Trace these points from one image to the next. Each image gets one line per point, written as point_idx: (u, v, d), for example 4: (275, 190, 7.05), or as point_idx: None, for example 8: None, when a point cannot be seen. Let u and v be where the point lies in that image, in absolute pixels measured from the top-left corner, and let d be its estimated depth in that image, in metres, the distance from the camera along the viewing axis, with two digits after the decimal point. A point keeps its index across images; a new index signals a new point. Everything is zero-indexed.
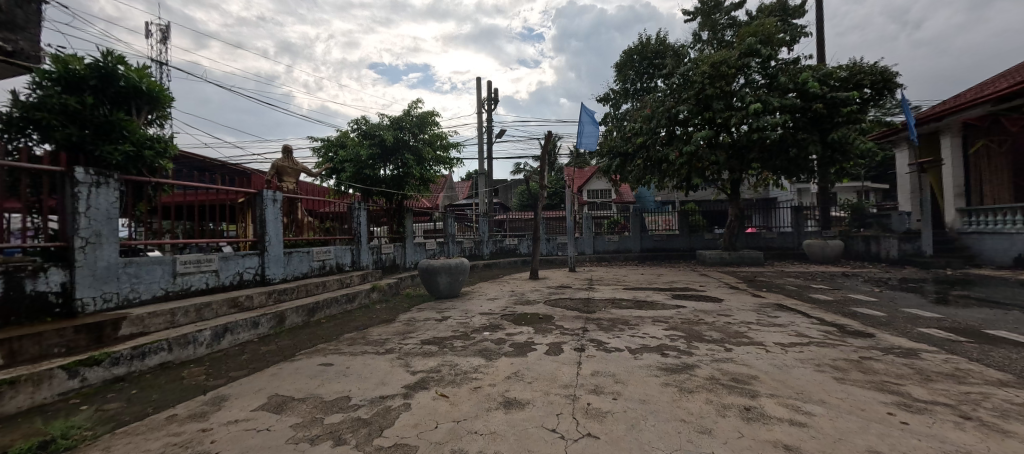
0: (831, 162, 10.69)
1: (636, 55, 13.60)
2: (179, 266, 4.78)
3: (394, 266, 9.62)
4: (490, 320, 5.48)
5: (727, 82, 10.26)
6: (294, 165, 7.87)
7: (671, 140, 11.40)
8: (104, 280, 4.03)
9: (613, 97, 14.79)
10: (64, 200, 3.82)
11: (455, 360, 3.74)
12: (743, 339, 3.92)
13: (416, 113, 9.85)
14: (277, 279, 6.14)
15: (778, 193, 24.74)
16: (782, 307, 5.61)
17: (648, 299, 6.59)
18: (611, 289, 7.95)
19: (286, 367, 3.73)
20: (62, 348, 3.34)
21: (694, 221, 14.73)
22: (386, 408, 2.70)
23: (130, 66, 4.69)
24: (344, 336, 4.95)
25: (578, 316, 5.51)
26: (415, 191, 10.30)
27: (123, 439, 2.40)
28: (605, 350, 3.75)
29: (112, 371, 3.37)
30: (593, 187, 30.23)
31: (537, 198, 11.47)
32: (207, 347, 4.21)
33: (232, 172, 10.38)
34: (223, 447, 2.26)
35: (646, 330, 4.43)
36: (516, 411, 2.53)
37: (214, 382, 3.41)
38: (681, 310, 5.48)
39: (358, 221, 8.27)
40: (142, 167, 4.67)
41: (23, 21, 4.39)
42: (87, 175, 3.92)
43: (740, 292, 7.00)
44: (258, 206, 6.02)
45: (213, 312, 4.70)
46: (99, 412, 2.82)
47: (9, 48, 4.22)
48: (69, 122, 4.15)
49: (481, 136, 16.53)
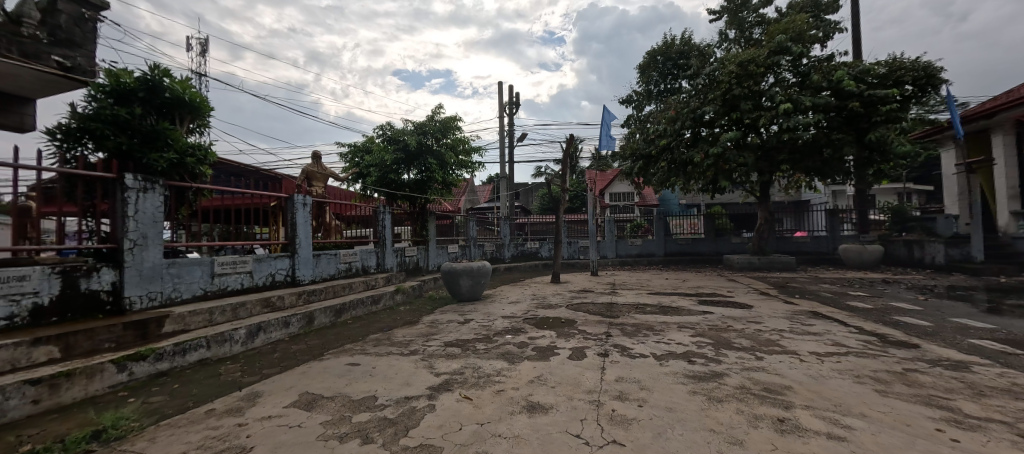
0: (869, 163, 10.22)
1: (660, 55, 13.38)
2: (217, 267, 5.01)
3: (417, 268, 9.79)
4: (512, 324, 5.49)
5: (755, 81, 9.98)
6: (323, 170, 8.14)
7: (696, 142, 11.17)
8: (150, 279, 4.27)
9: (636, 98, 14.59)
10: (114, 204, 4.07)
11: (477, 363, 3.76)
12: (775, 347, 3.79)
13: (439, 118, 10.00)
14: (306, 280, 6.34)
15: (810, 194, 23.82)
16: (817, 315, 5.38)
17: (673, 304, 6.47)
18: (634, 294, 7.83)
19: (316, 366, 3.85)
20: (111, 343, 3.55)
21: (720, 225, 14.35)
22: (412, 409, 2.75)
23: (174, 77, 4.97)
24: (370, 336, 5.08)
25: (601, 321, 5.45)
26: (437, 194, 10.47)
27: (166, 430, 2.54)
28: (629, 356, 3.70)
29: (156, 366, 3.55)
30: (616, 190, 29.84)
31: (559, 202, 11.39)
32: (242, 345, 4.39)
33: (264, 177, 10.81)
34: (258, 442, 2.35)
35: (672, 336, 4.34)
36: (540, 415, 2.53)
37: (249, 379, 3.55)
38: (707, 316, 5.34)
39: (383, 224, 8.43)
40: (184, 173, 4.94)
41: (81, 39, 4.71)
42: (135, 181, 4.16)
43: (770, 298, 6.76)
44: (289, 209, 6.23)
45: (248, 312, 4.90)
46: (145, 404, 2.99)
47: (68, 64, 4.55)
48: (119, 132, 4.43)
49: (502, 140, 16.61)
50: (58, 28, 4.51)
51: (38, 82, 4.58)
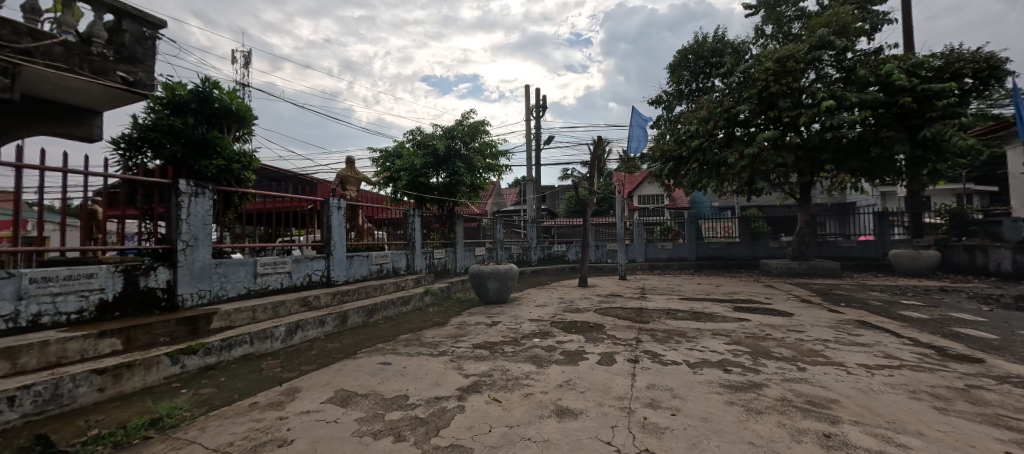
0: (922, 162, 9.57)
1: (691, 54, 13.04)
2: (259, 267, 5.27)
3: (445, 271, 9.94)
4: (540, 327, 5.49)
5: (795, 78, 9.56)
6: (356, 175, 8.42)
7: (730, 142, 10.81)
8: (200, 278, 4.54)
9: (666, 99, 14.28)
10: (169, 208, 4.36)
11: (506, 365, 3.78)
12: (818, 358, 3.61)
13: (468, 122, 10.18)
14: (340, 281, 6.56)
15: (856, 196, 22.50)
16: (865, 325, 5.08)
17: (706, 310, 6.26)
18: (665, 299, 7.63)
19: (350, 364, 3.98)
20: (166, 337, 3.80)
21: (757, 228, 13.78)
22: (442, 409, 2.80)
23: (223, 89, 5.30)
24: (401, 337, 5.19)
25: (630, 326, 5.35)
26: (465, 198, 10.61)
27: (215, 421, 2.69)
28: (661, 362, 3.62)
29: (205, 360, 3.78)
30: (644, 192, 29.28)
31: (587, 205, 11.19)
32: (282, 342, 4.60)
33: (300, 181, 11.29)
34: (299, 436, 2.46)
35: (706, 344, 4.21)
36: (570, 420, 2.52)
37: (289, 375, 3.71)
38: (743, 324, 5.15)
39: (412, 227, 8.62)
40: (231, 179, 5.23)
41: (142, 56, 5.09)
42: (188, 186, 4.44)
43: (813, 306, 6.41)
44: (324, 212, 6.45)
45: (287, 310, 5.12)
46: (197, 395, 3.19)
47: (131, 79, 4.93)
48: (174, 140, 4.77)
49: (529, 143, 16.62)
50: (123, 46, 4.89)
51: (104, 96, 4.97)
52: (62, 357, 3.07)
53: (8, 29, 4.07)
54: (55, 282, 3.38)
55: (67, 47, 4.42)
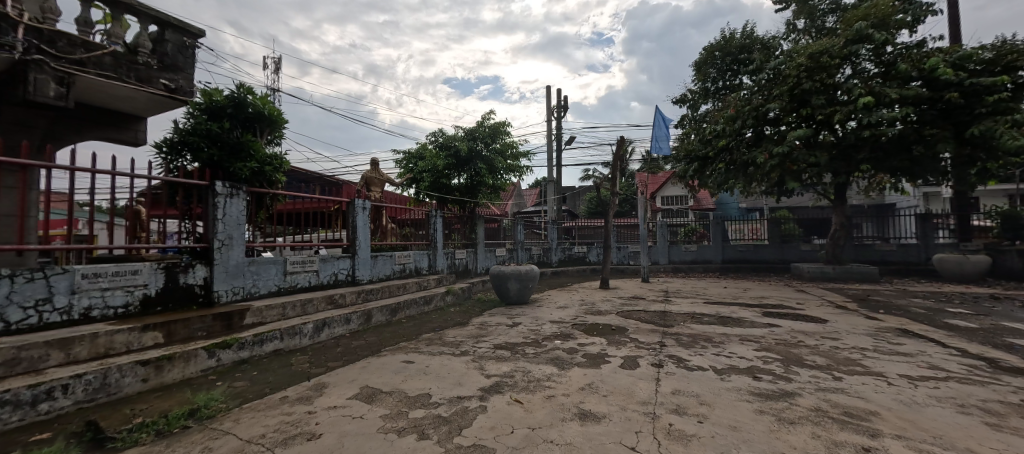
0: (970, 161, 9.03)
1: (718, 51, 12.69)
2: (288, 265, 5.44)
3: (466, 271, 10.03)
4: (561, 329, 5.45)
5: (829, 74, 9.18)
6: (380, 176, 8.60)
7: (759, 141, 10.49)
8: (234, 276, 4.74)
9: (691, 98, 13.96)
10: (207, 209, 4.55)
11: (528, 366, 3.78)
12: (856, 368, 3.45)
13: (490, 124, 10.25)
14: (365, 280, 6.72)
15: (896, 197, 21.36)
16: (907, 333, 4.82)
17: (734, 315, 6.07)
18: (690, 303, 7.45)
19: (375, 361, 4.07)
20: (203, 331, 3.97)
21: (787, 230, 13.30)
22: (464, 409, 2.82)
23: (256, 94, 5.52)
24: (424, 336, 5.26)
25: (654, 330, 5.25)
26: (486, 198, 10.69)
27: (248, 413, 2.80)
28: (686, 368, 3.54)
29: (239, 354, 3.93)
30: (668, 193, 28.71)
31: (609, 205, 10.96)
32: (311, 338, 4.74)
33: (326, 182, 11.61)
34: (326, 430, 2.53)
35: (734, 349, 4.09)
36: (593, 424, 2.50)
37: (317, 370, 3.82)
38: (773, 330, 4.97)
39: (434, 227, 8.73)
40: (263, 180, 5.44)
41: (183, 64, 5.34)
42: (224, 187, 4.63)
43: (850, 313, 6.13)
44: (350, 213, 6.59)
45: (315, 308, 5.27)
46: (231, 388, 3.33)
47: (173, 86, 5.20)
48: (211, 143, 5.05)
49: (550, 143, 16.57)
50: (165, 55, 5.15)
51: (149, 103, 5.25)
52: (110, 348, 3.25)
53: (64, 41, 4.34)
54: (104, 278, 3.59)
55: (116, 57, 4.69)
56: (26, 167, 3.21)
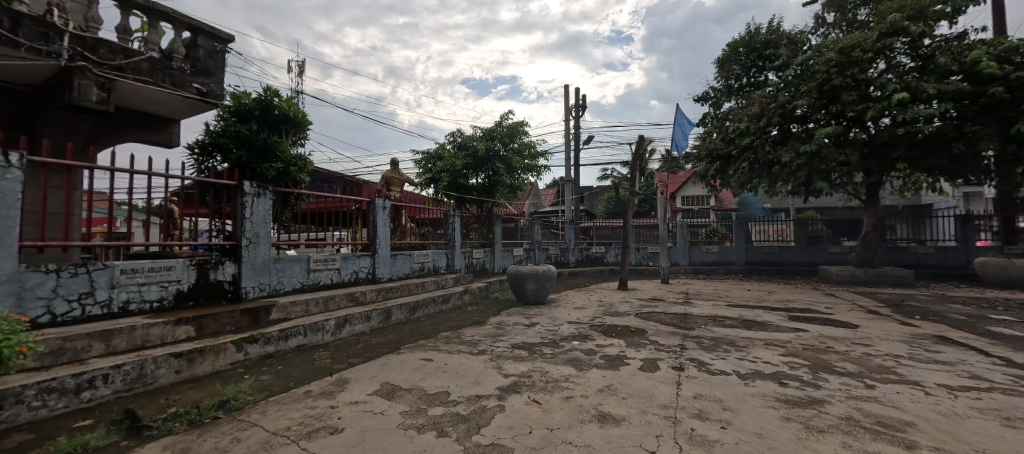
0: (1016, 160, 8.54)
1: (742, 47, 12.34)
2: (312, 263, 5.57)
3: (483, 270, 10.08)
4: (579, 330, 5.42)
5: (861, 69, 8.81)
6: (400, 176, 8.72)
7: (786, 140, 10.18)
8: (261, 272, 4.89)
9: (714, 95, 13.62)
10: (235, 208, 4.70)
11: (545, 367, 3.77)
12: (889, 376, 3.31)
13: (507, 124, 10.26)
14: (384, 278, 6.83)
15: (933, 197, 20.38)
16: (946, 341, 4.59)
17: (758, 319, 5.91)
18: (711, 305, 7.29)
19: (395, 359, 4.13)
20: (232, 326, 4.11)
21: (815, 232, 12.84)
22: (482, 408, 2.83)
23: (282, 96, 5.68)
24: (442, 334, 5.32)
25: (674, 332, 5.16)
26: (504, 198, 10.72)
27: (273, 406, 2.88)
28: (709, 372, 3.47)
29: (265, 349, 4.04)
30: (688, 193, 28.16)
31: (628, 205, 10.79)
32: (332, 334, 4.84)
33: (348, 182, 11.84)
34: (348, 425, 2.58)
35: (758, 354, 3.99)
36: (612, 427, 2.47)
37: (339, 366, 3.91)
38: (800, 335, 4.82)
39: (452, 227, 8.79)
40: (288, 180, 5.61)
41: (214, 68, 5.53)
42: (251, 187, 4.77)
43: (882, 318, 5.88)
44: (370, 212, 6.71)
45: (336, 305, 5.38)
46: (258, 381, 3.44)
47: (204, 90, 5.38)
48: (239, 145, 5.27)
49: (568, 143, 16.45)
50: (197, 60, 5.34)
51: (182, 105, 5.46)
52: (146, 340, 3.40)
53: (105, 48, 4.54)
54: (141, 273, 3.76)
55: (152, 63, 4.89)
56: (71, 168, 3.38)
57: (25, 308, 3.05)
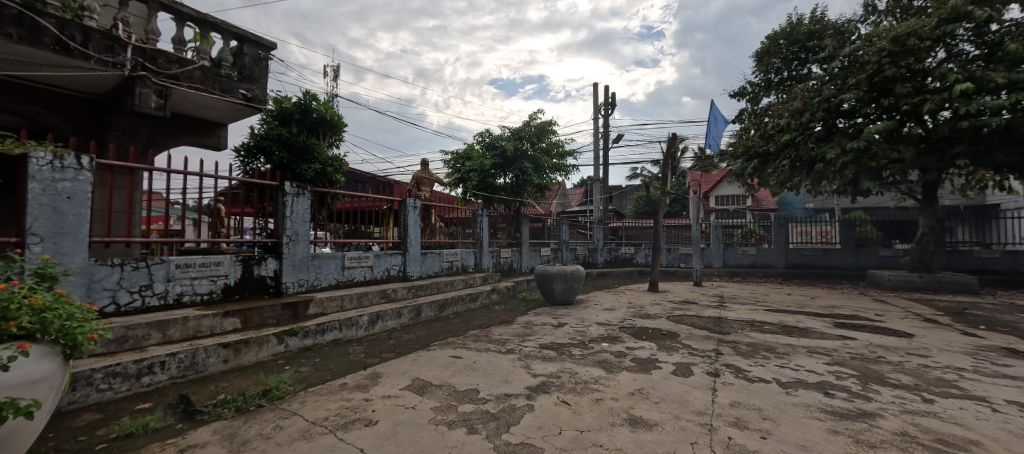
0: None
1: (782, 39, 11.79)
2: (346, 261, 5.76)
3: (510, 270, 10.11)
4: (608, 331, 5.34)
5: (918, 58, 8.20)
6: (430, 176, 8.87)
7: (831, 136, 9.64)
8: (300, 269, 5.10)
9: (751, 90, 13.06)
10: (277, 207, 4.92)
11: (575, 368, 3.74)
12: (950, 390, 3.07)
13: (536, 123, 10.24)
14: (415, 276, 6.98)
15: (999, 196, 18.73)
16: (1016, 354, 4.21)
17: (799, 325, 5.63)
18: (748, 309, 7.00)
19: (426, 355, 4.21)
20: (273, 320, 4.31)
21: (864, 234, 12.04)
22: (511, 406, 2.84)
23: (320, 100, 5.91)
24: (471, 332, 5.37)
25: (708, 336, 4.99)
26: (531, 198, 10.70)
27: (311, 396, 3.01)
28: (746, 379, 3.34)
29: (303, 342, 4.22)
30: (722, 192, 27.15)
31: (660, 205, 10.50)
32: (366, 330, 4.99)
33: (380, 182, 12.18)
34: (382, 417, 2.65)
35: (801, 362, 3.80)
36: (644, 431, 2.43)
37: (372, 361, 4.02)
38: (847, 343, 4.55)
39: (480, 226, 8.85)
40: (325, 181, 5.84)
41: (258, 75, 5.80)
42: (292, 187, 4.98)
43: (941, 328, 5.46)
44: (402, 212, 6.86)
45: (370, 301, 5.54)
46: (298, 372, 3.60)
47: (249, 95, 5.66)
48: (281, 147, 5.56)
49: (597, 142, 16.21)
50: (244, 67, 5.62)
51: (229, 110, 5.77)
52: (198, 330, 3.63)
53: (163, 58, 4.83)
54: (193, 268, 4.00)
55: (203, 71, 5.20)
56: (133, 170, 3.65)
57: (94, 297, 3.32)
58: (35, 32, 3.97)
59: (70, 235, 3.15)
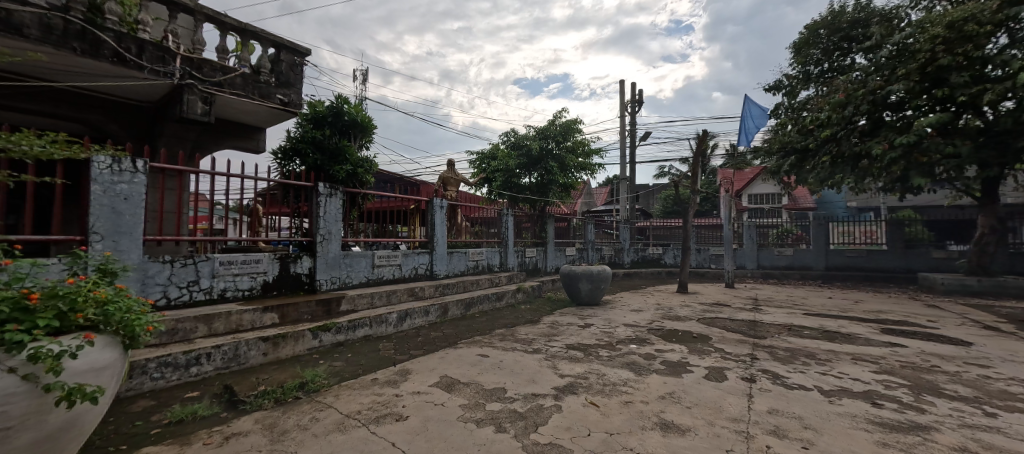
0: None
1: (823, 29, 11.21)
2: (376, 259, 5.90)
3: (535, 269, 10.10)
4: (636, 333, 5.24)
5: (976, 44, 7.61)
6: (456, 176, 8.97)
7: (877, 130, 9.11)
8: (333, 267, 5.27)
9: (788, 84, 12.50)
10: (312, 207, 5.08)
11: (602, 369, 3.69)
12: (1016, 404, 2.84)
13: (561, 122, 10.18)
14: (441, 274, 7.08)
15: None
16: None
17: (842, 330, 5.34)
18: (785, 313, 6.71)
19: (453, 353, 4.27)
20: (309, 315, 4.47)
21: (913, 234, 11.31)
22: (539, 406, 2.84)
23: (351, 103, 6.09)
24: (497, 331, 5.40)
25: (742, 340, 4.81)
26: (557, 197, 10.63)
27: (344, 390, 3.11)
28: (785, 385, 3.21)
29: (336, 337, 4.34)
30: (756, 190, 26.17)
31: (689, 204, 10.20)
32: (395, 327, 5.10)
33: (408, 183, 12.42)
34: (412, 413, 2.70)
35: (845, 369, 3.61)
36: (676, 436, 2.37)
37: (401, 357, 4.11)
38: (897, 350, 4.29)
39: (505, 226, 8.87)
40: (355, 181, 6.03)
41: (293, 80, 6.02)
42: (325, 187, 5.12)
43: (1004, 336, 5.06)
44: (429, 211, 6.95)
45: (398, 299, 5.66)
46: (331, 366, 3.72)
47: (286, 100, 5.89)
48: (315, 150, 5.81)
49: (624, 140, 15.92)
50: (281, 73, 5.85)
51: (268, 115, 6.02)
52: (240, 325, 3.81)
53: (208, 67, 5.09)
54: (235, 265, 4.21)
55: (244, 78, 5.44)
56: (181, 172, 3.86)
57: (148, 292, 3.55)
58: (96, 45, 4.27)
59: (127, 234, 3.38)
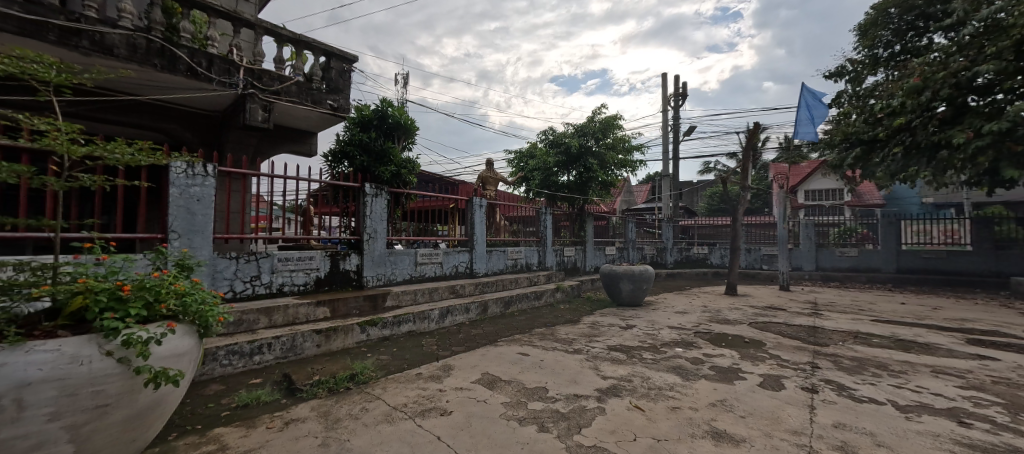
0: None
1: (894, 7, 10.23)
2: (418, 257, 6.07)
3: (574, 269, 10.00)
4: (682, 336, 5.04)
5: None
6: (495, 175, 9.05)
7: (961, 117, 8.24)
8: (379, 264, 5.48)
9: (851, 70, 11.55)
10: (359, 206, 5.30)
11: (647, 373, 3.59)
12: None
13: (601, 118, 9.96)
14: (481, 273, 7.16)
15: None
16: None
17: (918, 340, 4.86)
18: (849, 319, 6.21)
19: (493, 350, 4.31)
20: (357, 310, 4.68)
21: (1004, 234, 10.11)
22: (582, 408, 2.80)
23: (395, 106, 6.31)
24: (536, 330, 5.38)
25: (800, 347, 4.51)
26: (597, 195, 10.44)
27: (390, 383, 3.22)
28: (852, 398, 2.97)
29: (382, 332, 4.50)
30: (813, 186, 24.46)
31: (739, 202, 9.65)
32: (437, 323, 5.22)
33: (448, 183, 12.65)
34: (455, 409, 2.75)
35: (924, 383, 3.29)
36: (729, 446, 2.27)
37: (444, 353, 4.20)
38: (985, 364, 3.85)
39: (543, 224, 8.85)
40: (398, 181, 6.29)
41: (342, 85, 6.29)
42: (371, 188, 5.34)
43: None
44: (469, 210, 7.03)
45: (439, 296, 5.79)
46: (378, 360, 3.86)
47: (336, 105, 6.17)
48: (362, 152, 6.09)
49: (666, 136, 15.37)
50: (330, 80, 6.13)
51: (320, 119, 6.35)
52: (296, 317, 4.05)
53: (267, 76, 5.44)
54: (292, 261, 4.47)
55: (299, 86, 5.76)
56: (245, 176, 4.16)
57: (217, 285, 3.86)
58: (173, 60, 4.68)
59: (199, 232, 3.67)
